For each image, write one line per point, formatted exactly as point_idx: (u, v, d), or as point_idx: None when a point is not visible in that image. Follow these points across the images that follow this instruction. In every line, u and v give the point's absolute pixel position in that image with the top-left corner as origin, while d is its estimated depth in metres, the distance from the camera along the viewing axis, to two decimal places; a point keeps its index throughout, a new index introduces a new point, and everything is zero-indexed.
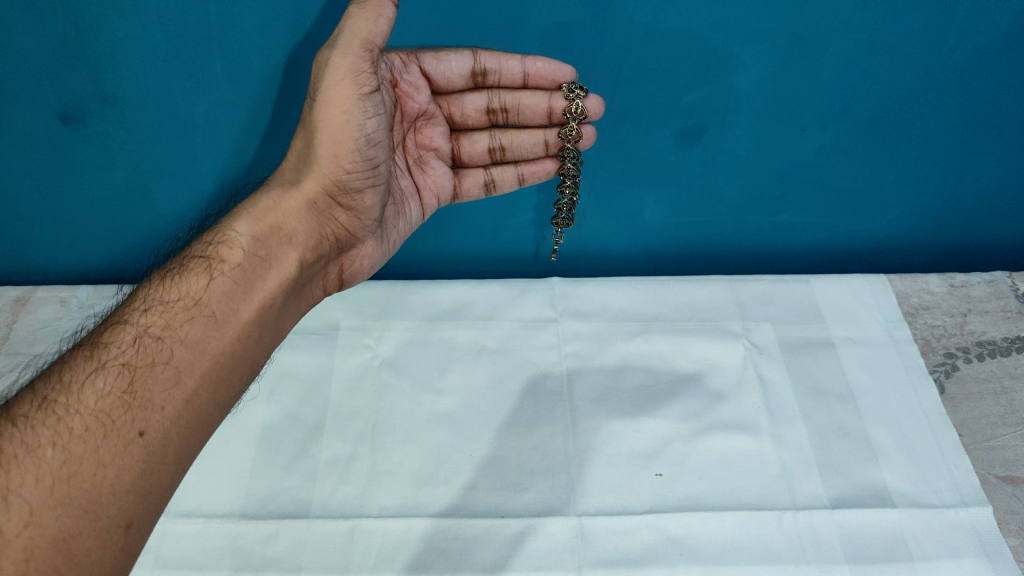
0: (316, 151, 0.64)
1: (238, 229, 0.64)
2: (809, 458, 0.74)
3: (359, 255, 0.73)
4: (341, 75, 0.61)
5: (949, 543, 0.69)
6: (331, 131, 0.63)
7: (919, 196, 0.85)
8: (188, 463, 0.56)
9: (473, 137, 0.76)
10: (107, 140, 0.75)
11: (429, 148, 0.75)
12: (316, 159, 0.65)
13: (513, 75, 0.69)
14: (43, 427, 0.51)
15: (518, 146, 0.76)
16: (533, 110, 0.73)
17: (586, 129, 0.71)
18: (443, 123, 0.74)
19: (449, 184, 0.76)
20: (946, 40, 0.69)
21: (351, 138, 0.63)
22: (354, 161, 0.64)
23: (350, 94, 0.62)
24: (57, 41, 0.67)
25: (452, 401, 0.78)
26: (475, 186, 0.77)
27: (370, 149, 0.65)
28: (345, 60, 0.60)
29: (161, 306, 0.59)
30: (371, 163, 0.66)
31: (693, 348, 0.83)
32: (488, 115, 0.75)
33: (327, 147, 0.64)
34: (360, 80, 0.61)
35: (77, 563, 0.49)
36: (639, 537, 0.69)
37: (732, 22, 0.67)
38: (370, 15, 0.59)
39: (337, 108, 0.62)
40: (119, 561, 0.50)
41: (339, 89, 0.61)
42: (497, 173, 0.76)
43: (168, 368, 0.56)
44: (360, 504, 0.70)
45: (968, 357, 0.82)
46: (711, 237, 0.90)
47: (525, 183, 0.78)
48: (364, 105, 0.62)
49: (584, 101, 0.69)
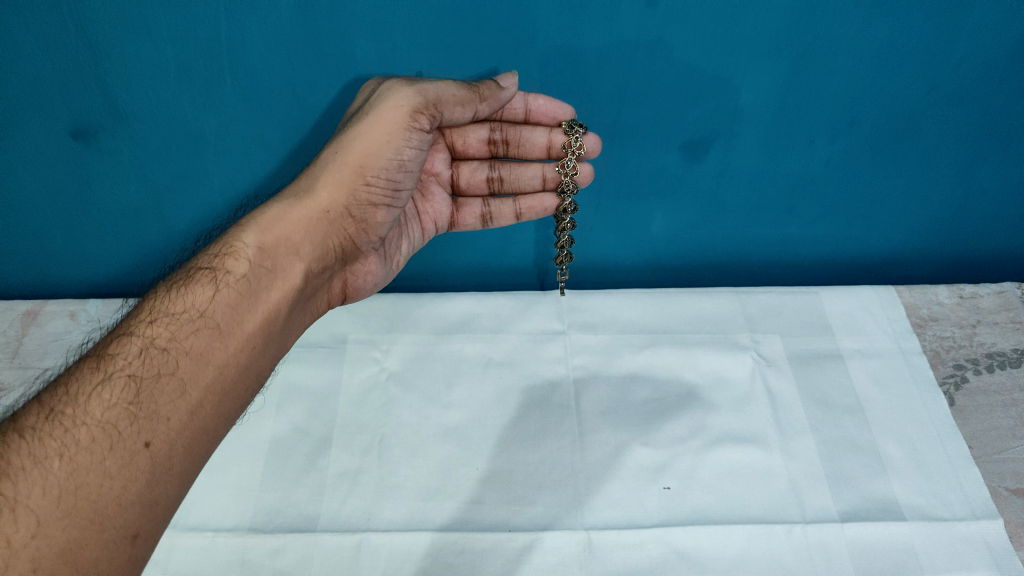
0: (345, 164, 0.66)
1: (245, 240, 0.63)
2: (818, 472, 0.74)
3: (361, 269, 0.74)
4: (400, 103, 0.64)
5: (959, 556, 0.68)
6: (367, 148, 0.65)
7: (927, 207, 0.85)
8: (192, 474, 0.56)
9: (473, 167, 0.77)
10: (119, 155, 0.76)
11: (432, 174, 0.76)
12: (340, 169, 0.66)
13: (516, 110, 0.71)
14: (50, 438, 0.51)
15: (516, 177, 0.77)
16: (532, 143, 0.74)
17: (586, 167, 0.73)
18: (446, 151, 0.75)
19: (446, 211, 0.78)
20: (953, 51, 0.69)
21: (384, 159, 0.66)
22: (376, 181, 0.67)
23: (399, 122, 0.64)
24: (70, 58, 0.68)
25: (459, 415, 0.78)
26: (471, 216, 0.79)
27: (396, 173, 0.67)
28: (412, 95, 0.64)
29: (166, 317, 0.59)
30: (394, 185, 0.68)
31: (701, 361, 0.83)
32: (488, 146, 0.75)
33: (357, 158, 0.65)
34: (415, 116, 0.65)
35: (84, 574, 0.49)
36: (646, 551, 0.68)
37: (736, 37, 0.67)
38: (460, 100, 0.65)
39: (383, 129, 0.64)
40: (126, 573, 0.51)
41: (390, 113, 0.64)
42: (494, 205, 0.77)
43: (173, 379, 0.56)
44: (367, 517, 0.70)
45: (978, 368, 0.82)
46: (719, 249, 0.90)
47: (521, 217, 0.78)
48: (408, 135, 0.66)
49: (582, 137, 0.71)
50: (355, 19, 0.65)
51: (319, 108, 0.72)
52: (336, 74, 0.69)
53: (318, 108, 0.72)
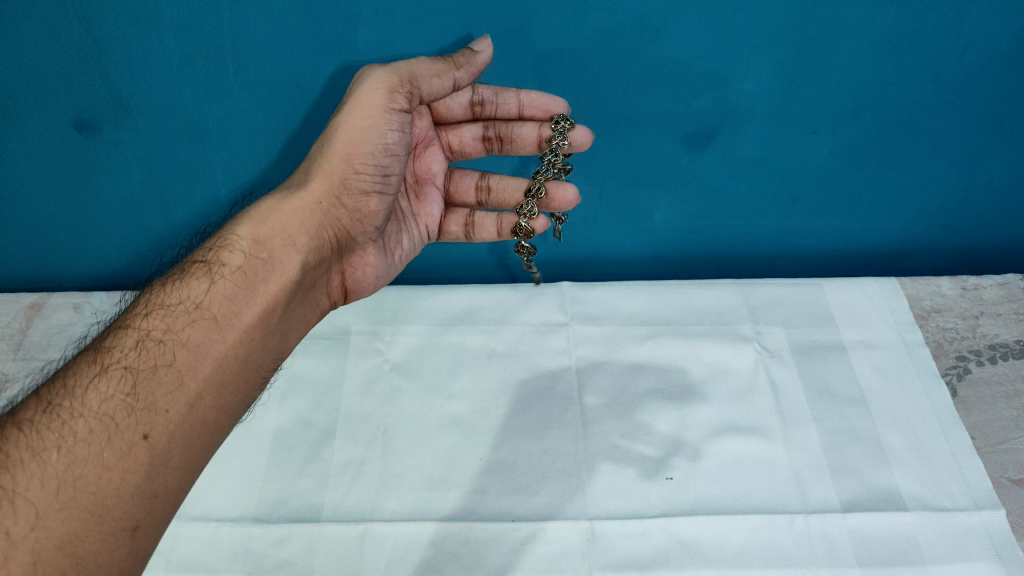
0: (333, 153, 0.66)
1: (239, 233, 0.64)
2: (820, 462, 0.74)
3: (360, 262, 0.74)
4: (376, 87, 0.64)
5: (961, 546, 0.68)
6: (353, 134, 0.66)
7: (930, 198, 0.85)
8: (193, 468, 0.56)
9: (463, 173, 0.79)
10: (123, 147, 0.76)
11: (428, 176, 0.78)
12: (328, 159, 0.66)
13: (509, 106, 0.73)
14: (48, 431, 0.52)
15: (503, 189, 0.79)
16: (524, 139, 0.76)
17: (570, 189, 0.74)
18: (441, 152, 0.78)
19: (437, 215, 0.79)
20: (957, 41, 0.69)
21: (369, 142, 0.66)
22: (365, 168, 0.67)
23: (379, 103, 0.65)
24: (71, 50, 0.67)
25: (463, 406, 0.78)
26: (456, 224, 0.80)
27: (384, 157, 0.67)
28: (387, 76, 0.64)
29: (162, 310, 0.60)
30: (383, 172, 0.68)
31: (704, 351, 0.83)
32: (483, 143, 0.78)
33: (342, 145, 0.66)
34: (392, 95, 0.65)
35: (84, 566, 0.49)
36: (649, 541, 0.69)
37: (740, 26, 0.66)
38: (436, 72, 0.64)
39: (364, 112, 0.65)
40: (125, 564, 0.51)
41: (368, 96, 0.65)
42: (479, 216, 0.79)
43: (170, 371, 0.56)
44: (372, 507, 0.70)
45: (980, 360, 0.82)
46: (721, 241, 0.90)
47: (502, 234, 0.79)
48: (388, 118, 0.66)
49: (569, 132, 0.72)
50: (357, 9, 0.64)
51: (321, 100, 0.72)
52: (339, 64, 0.69)
53: (321, 98, 0.72)
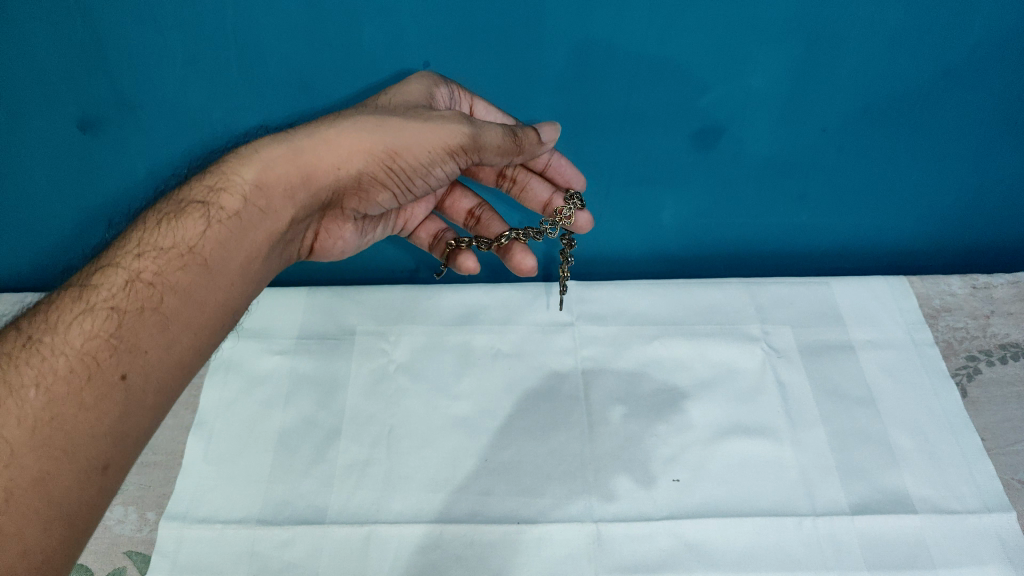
0: (376, 144, 0.63)
1: (244, 174, 0.62)
2: (829, 464, 0.74)
3: (336, 234, 0.73)
4: (450, 139, 0.63)
5: (972, 550, 0.67)
6: (404, 148, 0.63)
7: (940, 196, 0.85)
8: (164, 406, 0.57)
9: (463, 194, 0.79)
10: (128, 146, 0.75)
11: None
12: (370, 149, 0.63)
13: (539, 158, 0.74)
14: (26, 367, 0.51)
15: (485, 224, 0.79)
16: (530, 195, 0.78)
17: (529, 261, 0.75)
18: None
19: (420, 216, 0.79)
20: (968, 33, 0.68)
21: (410, 165, 0.64)
22: (392, 176, 0.65)
23: (439, 146, 0.64)
24: (75, 49, 0.67)
25: (468, 406, 0.77)
26: (426, 233, 0.81)
27: (414, 178, 0.66)
28: (466, 134, 0.63)
29: (155, 251, 0.59)
30: (406, 188, 0.68)
31: (711, 351, 0.82)
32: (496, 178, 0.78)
33: (388, 145, 0.63)
34: (453, 152, 0.64)
35: (56, 503, 0.49)
36: (655, 544, 0.68)
37: (747, 21, 0.66)
38: (501, 153, 0.65)
39: (425, 142, 0.63)
40: (94, 501, 0.51)
41: (437, 135, 0.63)
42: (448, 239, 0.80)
43: (156, 314, 0.56)
44: (377, 509, 0.70)
45: (991, 359, 0.81)
46: (729, 239, 0.90)
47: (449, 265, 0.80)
48: (443, 161, 0.65)
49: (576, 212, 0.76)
50: (362, 7, 0.64)
51: (326, 99, 0.72)
52: (344, 64, 0.69)
53: (325, 98, 0.72)
